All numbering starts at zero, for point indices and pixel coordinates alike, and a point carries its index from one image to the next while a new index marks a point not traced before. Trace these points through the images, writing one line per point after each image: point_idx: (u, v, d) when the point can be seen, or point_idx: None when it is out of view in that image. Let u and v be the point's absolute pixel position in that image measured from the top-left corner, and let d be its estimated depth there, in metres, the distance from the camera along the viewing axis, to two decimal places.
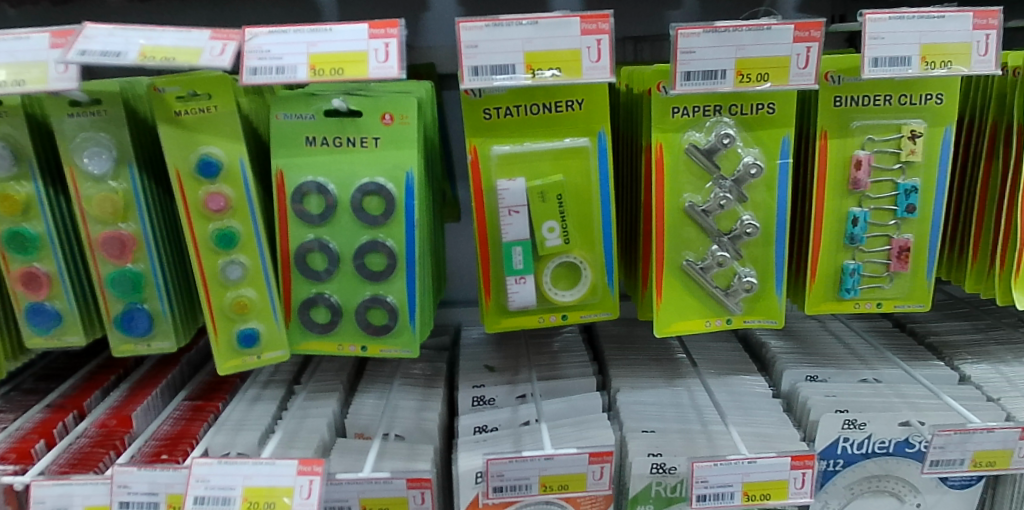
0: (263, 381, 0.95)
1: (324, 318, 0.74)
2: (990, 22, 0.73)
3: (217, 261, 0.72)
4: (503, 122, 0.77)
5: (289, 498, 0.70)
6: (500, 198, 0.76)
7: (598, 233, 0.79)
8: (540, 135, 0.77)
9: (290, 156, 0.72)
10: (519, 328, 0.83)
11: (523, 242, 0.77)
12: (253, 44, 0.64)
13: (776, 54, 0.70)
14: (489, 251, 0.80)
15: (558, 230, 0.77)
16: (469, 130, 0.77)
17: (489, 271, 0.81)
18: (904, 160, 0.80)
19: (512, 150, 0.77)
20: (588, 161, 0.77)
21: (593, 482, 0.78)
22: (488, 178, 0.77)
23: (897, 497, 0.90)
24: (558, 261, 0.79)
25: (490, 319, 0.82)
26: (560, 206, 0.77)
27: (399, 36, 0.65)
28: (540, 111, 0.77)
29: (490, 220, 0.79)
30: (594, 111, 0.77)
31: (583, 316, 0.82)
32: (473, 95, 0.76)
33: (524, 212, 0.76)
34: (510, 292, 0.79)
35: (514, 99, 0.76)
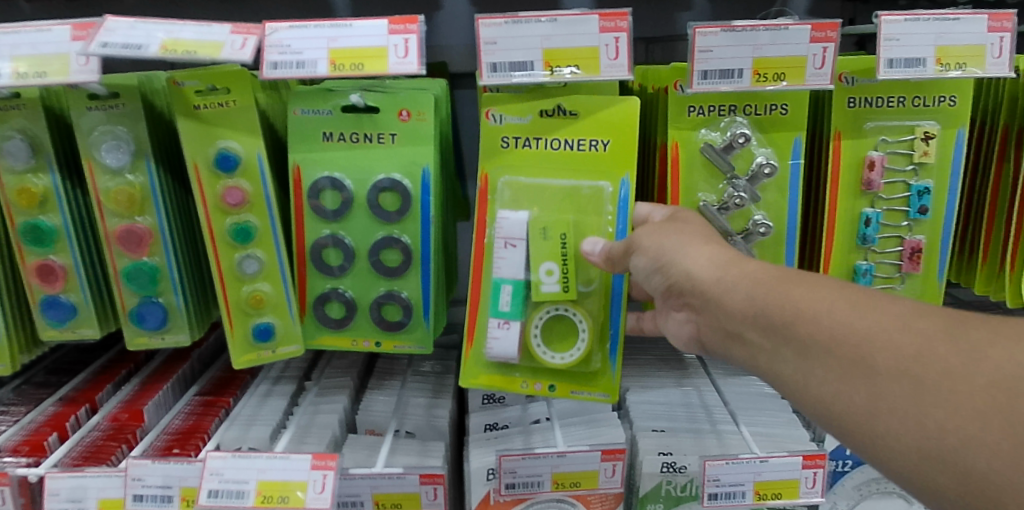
0: (273, 377, 0.95)
1: (338, 313, 0.75)
2: (1004, 25, 0.74)
3: (233, 255, 0.71)
4: (520, 152, 0.76)
5: (302, 492, 0.73)
6: (499, 227, 0.74)
7: (604, 291, 0.77)
8: (558, 171, 0.76)
9: (308, 151, 0.72)
10: (496, 389, 0.78)
11: (514, 281, 0.74)
12: (274, 39, 0.66)
13: (793, 54, 0.70)
14: (480, 287, 0.77)
15: (557, 274, 0.74)
16: (484, 156, 0.76)
17: (476, 315, 0.77)
18: (917, 162, 0.80)
19: (525, 181, 0.76)
20: (605, 211, 0.76)
21: (604, 480, 0.80)
22: (494, 208, 0.76)
23: (906, 497, 0.93)
24: (549, 311, 0.75)
25: (467, 373, 0.77)
26: (562, 248, 0.74)
27: (418, 32, 0.65)
28: (560, 146, 0.76)
29: (488, 256, 0.77)
30: (619, 155, 0.75)
31: (574, 392, 0.77)
32: (494, 121, 0.76)
33: (521, 246, 0.74)
34: (491, 336, 0.74)
35: (536, 130, 0.76)
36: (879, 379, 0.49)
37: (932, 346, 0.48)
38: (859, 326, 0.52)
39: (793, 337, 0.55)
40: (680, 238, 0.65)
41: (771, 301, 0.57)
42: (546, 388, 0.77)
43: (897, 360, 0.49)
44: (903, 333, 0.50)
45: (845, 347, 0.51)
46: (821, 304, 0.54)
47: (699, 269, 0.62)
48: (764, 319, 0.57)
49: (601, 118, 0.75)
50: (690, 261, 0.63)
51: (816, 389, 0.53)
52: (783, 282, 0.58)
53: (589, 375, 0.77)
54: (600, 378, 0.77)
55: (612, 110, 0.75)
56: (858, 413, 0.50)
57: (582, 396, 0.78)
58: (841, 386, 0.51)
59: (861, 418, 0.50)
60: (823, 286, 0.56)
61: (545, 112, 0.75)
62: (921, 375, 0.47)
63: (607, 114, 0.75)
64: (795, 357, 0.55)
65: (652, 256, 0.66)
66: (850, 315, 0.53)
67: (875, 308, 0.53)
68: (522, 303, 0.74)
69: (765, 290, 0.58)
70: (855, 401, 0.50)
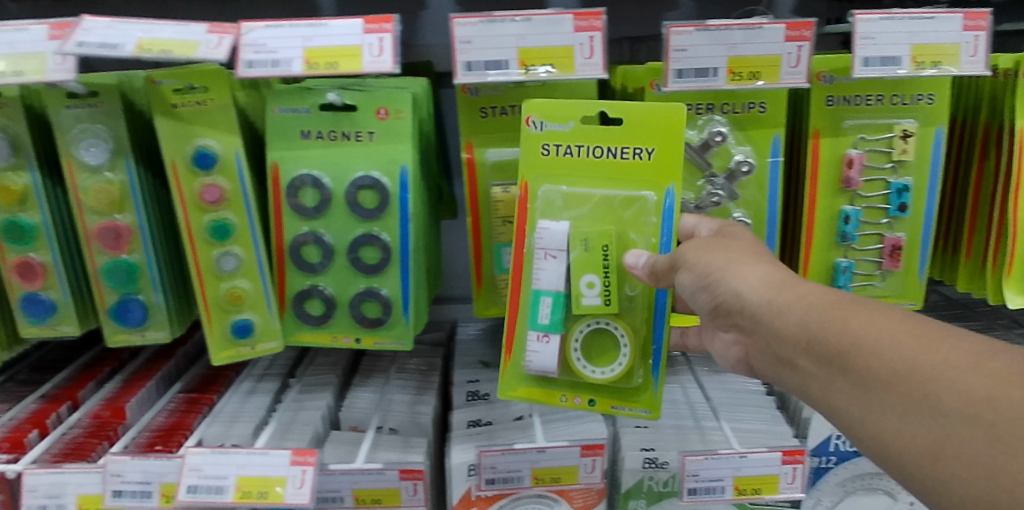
0: (257, 375, 0.95)
1: (318, 310, 0.75)
2: (979, 23, 0.74)
3: (212, 252, 0.72)
4: (561, 160, 0.72)
5: (281, 488, 0.74)
6: (539, 238, 0.71)
7: (647, 304, 0.73)
8: (601, 181, 0.72)
9: (286, 149, 0.73)
10: (535, 402, 0.75)
11: (555, 293, 0.70)
12: (250, 38, 0.67)
13: (767, 53, 0.71)
14: (518, 299, 0.73)
15: (598, 287, 0.70)
16: (524, 164, 0.72)
17: (512, 326, 0.74)
18: (896, 160, 0.80)
19: (566, 190, 0.72)
20: (650, 220, 0.72)
21: (585, 475, 0.80)
22: (533, 217, 0.72)
23: (891, 495, 0.94)
24: (591, 325, 0.71)
25: (506, 385, 0.74)
26: (604, 260, 0.70)
27: (392, 31, 0.66)
28: (603, 154, 0.72)
29: (527, 266, 0.73)
30: (665, 164, 0.71)
31: (614, 407, 0.73)
32: (534, 128, 0.72)
33: (562, 258, 0.70)
34: (530, 350, 0.71)
35: (579, 138, 0.72)
36: (946, 420, 0.49)
37: (1007, 391, 0.47)
38: (924, 363, 0.52)
39: (849, 369, 0.55)
40: (728, 257, 0.65)
41: (827, 327, 0.57)
42: (586, 402, 0.74)
43: (965, 403, 0.48)
44: (974, 375, 0.49)
45: (909, 384, 0.51)
46: (881, 334, 0.54)
47: (749, 289, 0.63)
48: (819, 347, 0.57)
49: (647, 124, 0.71)
50: (740, 280, 0.63)
51: (874, 424, 0.53)
52: (841, 308, 0.58)
53: (630, 391, 0.73)
54: (642, 394, 0.73)
55: (658, 117, 0.70)
56: (920, 453, 0.50)
57: (623, 412, 0.74)
58: (903, 423, 0.51)
59: (924, 458, 0.50)
60: (884, 314, 0.56)
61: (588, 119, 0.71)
62: (994, 420, 0.47)
63: (653, 122, 0.71)
64: (850, 388, 0.55)
65: (698, 272, 0.65)
66: (916, 350, 0.52)
67: (941, 344, 0.52)
68: (562, 315, 0.71)
69: (821, 316, 0.58)
70: (917, 441, 0.50)
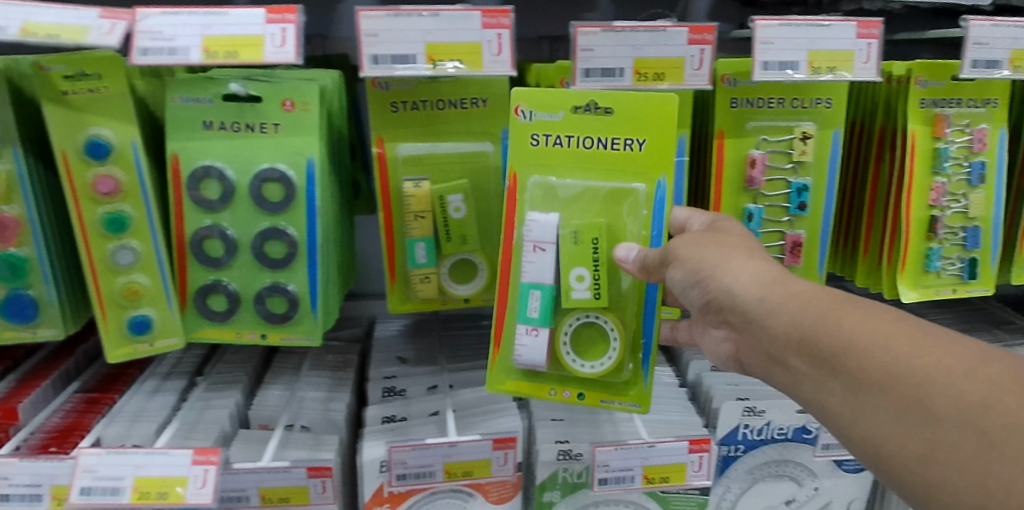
0: (162, 373, 0.93)
1: (222, 305, 0.74)
2: (871, 32, 0.78)
3: (106, 246, 0.69)
4: (551, 150, 0.73)
5: (182, 488, 0.72)
6: (528, 231, 0.72)
7: (637, 298, 0.75)
8: (591, 172, 0.74)
9: (186, 140, 0.71)
10: (524, 395, 0.77)
11: (543, 286, 0.72)
12: (145, 25, 0.64)
13: (670, 55, 0.73)
14: (507, 293, 0.75)
15: (588, 280, 0.72)
16: (514, 155, 0.73)
17: (501, 320, 0.75)
18: (797, 160, 0.83)
19: (554, 182, 0.74)
20: (640, 213, 0.73)
21: (497, 468, 0.81)
22: (522, 209, 0.74)
23: (796, 481, 0.98)
24: (580, 319, 0.73)
25: (495, 379, 0.76)
26: (594, 252, 0.72)
27: (296, 22, 0.64)
28: (594, 145, 0.73)
29: (515, 257, 0.74)
30: (656, 155, 0.72)
31: (604, 401, 0.76)
32: (524, 117, 0.72)
33: (551, 250, 0.72)
34: (519, 344, 0.72)
35: (567, 128, 0.72)
36: (939, 426, 0.48)
37: (1002, 397, 0.46)
38: (917, 366, 0.51)
39: (839, 369, 0.55)
40: (720, 253, 0.66)
41: (818, 327, 0.57)
42: (575, 396, 0.76)
43: (959, 409, 0.48)
44: (969, 381, 0.48)
45: (902, 387, 0.51)
46: (875, 335, 0.54)
47: (741, 287, 0.63)
48: (811, 347, 0.57)
49: (638, 116, 0.72)
50: (731, 277, 0.64)
51: (865, 428, 0.53)
52: (834, 307, 0.58)
53: (620, 385, 0.76)
54: (631, 388, 0.76)
55: (646, 106, 0.71)
56: (912, 458, 0.50)
57: (612, 405, 0.76)
58: (895, 427, 0.51)
59: (914, 464, 0.50)
60: (876, 315, 0.56)
61: (578, 108, 0.72)
62: (988, 426, 0.46)
63: (642, 111, 0.72)
64: (842, 390, 0.55)
65: (690, 269, 0.66)
66: (909, 353, 0.52)
67: (938, 347, 0.52)
68: (551, 309, 0.72)
69: (814, 314, 0.58)
70: (908, 446, 0.50)
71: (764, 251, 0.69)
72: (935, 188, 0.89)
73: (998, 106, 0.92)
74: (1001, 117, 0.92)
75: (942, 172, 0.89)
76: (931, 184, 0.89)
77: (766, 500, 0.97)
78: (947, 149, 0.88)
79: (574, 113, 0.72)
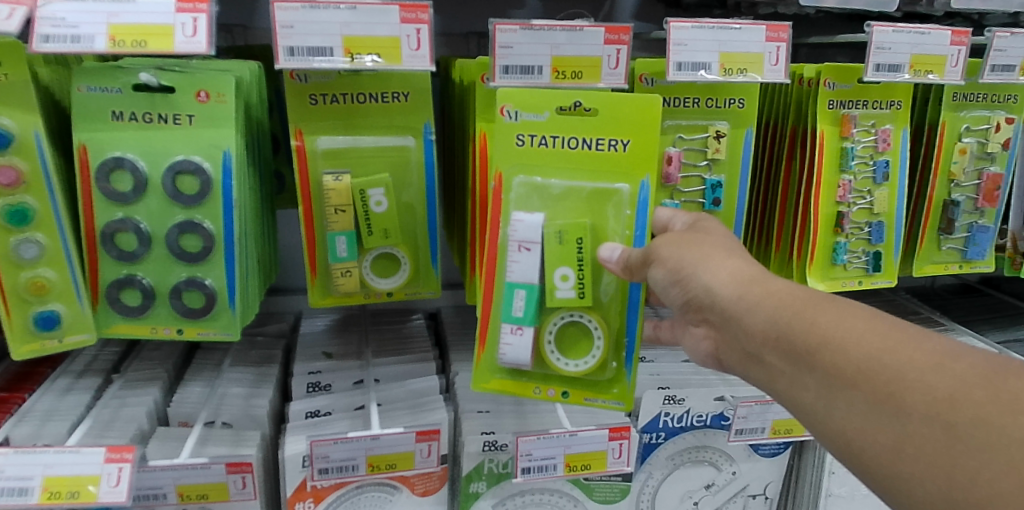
0: (76, 371, 0.90)
1: (136, 300, 0.72)
2: (780, 35, 0.82)
3: (8, 239, 0.67)
4: (535, 151, 0.73)
5: (94, 487, 0.71)
6: (513, 230, 0.71)
7: (621, 299, 0.75)
8: (576, 172, 0.73)
9: (94, 131, 0.69)
10: (508, 394, 0.76)
11: (528, 286, 0.71)
12: (47, 11, 0.62)
13: (587, 54, 0.75)
14: (493, 292, 0.74)
15: (572, 280, 0.72)
16: (498, 153, 0.72)
17: (486, 319, 0.75)
18: (710, 158, 0.87)
19: (540, 182, 0.73)
20: (624, 213, 0.73)
21: (420, 460, 0.82)
22: (506, 209, 0.73)
23: (715, 465, 1.02)
24: (565, 318, 0.73)
25: (479, 378, 0.76)
26: (578, 253, 0.71)
27: (208, 12, 0.63)
28: (578, 145, 0.72)
29: (500, 258, 0.73)
30: (640, 155, 0.72)
31: (587, 399, 0.76)
32: (509, 118, 0.72)
33: (537, 250, 0.71)
34: (504, 343, 0.72)
35: (552, 129, 0.72)
36: (908, 419, 0.49)
37: (969, 391, 0.47)
38: (887, 361, 0.52)
39: (814, 365, 0.56)
40: (700, 253, 0.67)
41: (794, 324, 0.58)
42: (559, 394, 0.76)
43: (928, 403, 0.48)
44: (937, 375, 0.49)
45: (873, 381, 0.52)
46: (847, 333, 0.55)
47: (720, 284, 0.64)
48: (786, 343, 0.58)
49: (621, 118, 0.71)
50: (710, 276, 0.65)
51: (838, 422, 0.54)
52: (809, 305, 0.59)
53: (603, 383, 0.76)
54: (615, 386, 0.76)
55: (630, 107, 0.71)
56: (883, 451, 0.50)
57: (596, 403, 0.76)
58: (866, 421, 0.51)
59: (885, 456, 0.50)
60: (851, 313, 0.57)
61: (563, 108, 0.72)
62: (955, 420, 0.47)
63: (624, 111, 0.71)
64: (817, 385, 0.56)
65: (671, 267, 0.67)
66: (880, 349, 0.53)
67: (907, 344, 0.53)
68: (536, 309, 0.72)
69: (791, 312, 0.59)
70: (879, 439, 0.51)
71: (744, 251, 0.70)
72: (841, 185, 0.94)
73: (902, 108, 0.97)
74: (903, 118, 0.97)
75: (848, 170, 0.95)
76: (838, 181, 0.94)
77: (686, 484, 1.02)
78: (853, 148, 0.94)
79: (558, 114, 0.72)
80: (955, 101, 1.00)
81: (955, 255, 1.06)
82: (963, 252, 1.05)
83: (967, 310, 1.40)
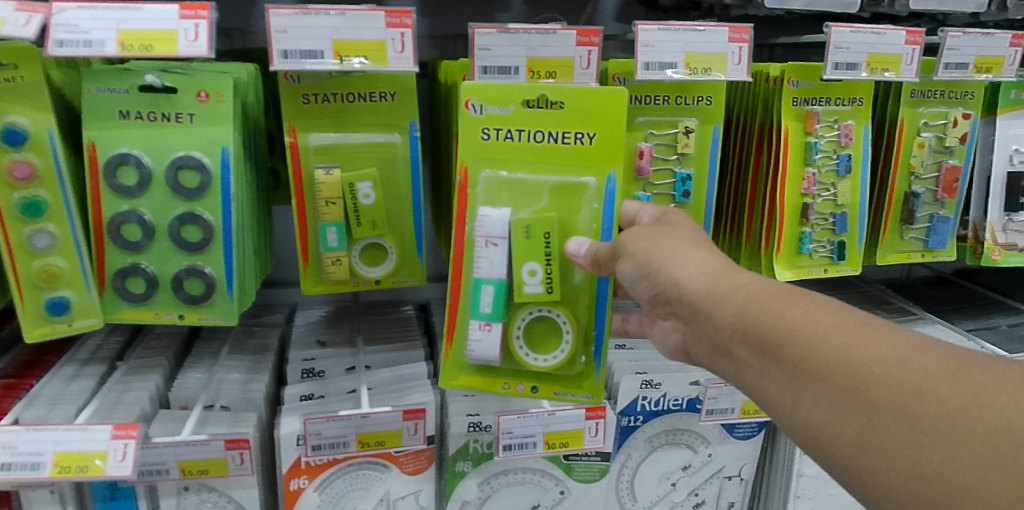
0: (82, 360, 0.95)
1: (140, 288, 0.78)
2: (742, 37, 0.87)
3: (23, 229, 0.73)
4: (501, 144, 0.77)
5: (101, 461, 0.76)
6: (480, 226, 0.75)
7: (589, 290, 0.79)
8: (542, 165, 0.78)
9: (101, 129, 0.75)
10: (477, 390, 0.81)
11: (496, 282, 0.75)
12: (61, 18, 0.67)
13: (561, 55, 0.81)
14: (462, 285, 0.78)
15: (540, 275, 0.76)
16: (464, 147, 0.77)
17: (455, 315, 0.79)
18: (679, 152, 0.93)
19: (506, 176, 0.78)
20: (592, 207, 0.78)
21: (408, 438, 0.87)
22: (473, 204, 0.78)
23: (692, 447, 1.07)
24: (533, 313, 0.77)
25: (448, 374, 0.80)
26: (545, 247, 0.75)
27: (208, 18, 0.69)
28: (544, 139, 0.77)
29: (468, 253, 0.78)
30: (602, 149, 0.77)
31: (557, 394, 0.81)
32: (474, 111, 0.76)
33: (503, 245, 0.75)
34: (473, 339, 0.76)
35: (517, 122, 0.76)
36: (874, 413, 0.50)
37: (934, 386, 0.49)
38: (855, 355, 0.53)
39: (782, 358, 0.58)
40: (665, 246, 0.70)
41: (761, 317, 0.60)
42: (528, 389, 0.81)
43: (894, 396, 0.50)
44: (903, 370, 0.51)
45: (841, 375, 0.53)
46: (819, 327, 0.57)
47: (688, 278, 0.67)
48: (755, 336, 0.60)
49: (585, 111, 0.76)
50: (679, 270, 0.68)
51: (805, 415, 0.56)
52: (777, 298, 0.61)
53: (573, 378, 0.81)
54: (584, 380, 0.81)
55: (592, 98, 0.76)
56: (850, 444, 0.52)
57: (566, 397, 0.81)
58: (834, 414, 0.53)
59: (854, 450, 0.51)
60: (818, 307, 0.58)
61: (529, 102, 0.76)
62: (920, 414, 0.48)
63: (589, 102, 0.76)
64: (784, 378, 0.58)
65: (639, 262, 0.70)
66: (848, 342, 0.54)
67: (875, 335, 0.54)
68: (503, 305, 0.76)
69: (757, 307, 0.61)
70: (847, 432, 0.52)
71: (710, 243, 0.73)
72: (806, 178, 1.00)
73: (863, 104, 1.02)
74: (865, 114, 1.03)
75: (812, 163, 1.00)
76: (803, 174, 1.00)
77: (664, 466, 1.07)
78: (816, 143, 0.99)
79: (523, 107, 0.76)
80: (913, 98, 1.05)
81: (918, 244, 1.12)
82: (926, 241, 1.11)
83: (940, 300, 1.45)
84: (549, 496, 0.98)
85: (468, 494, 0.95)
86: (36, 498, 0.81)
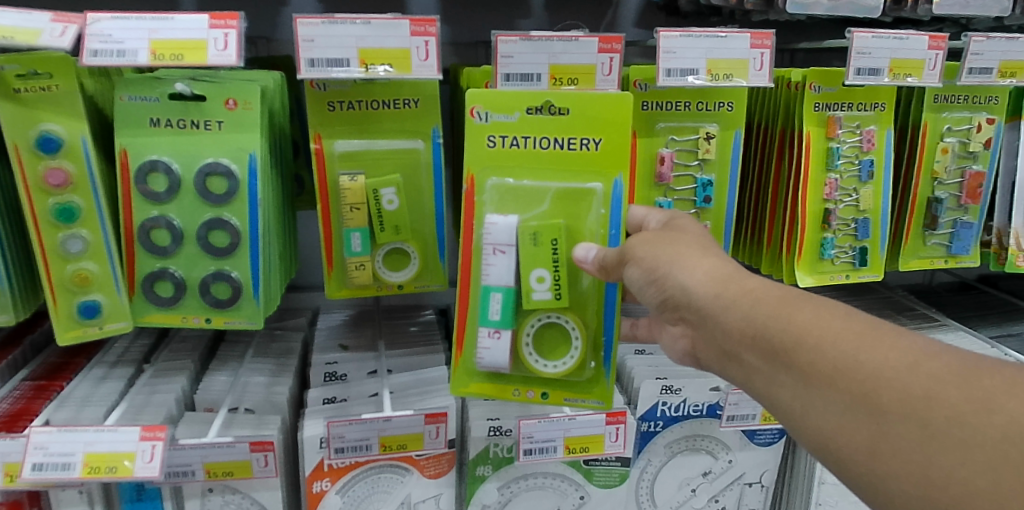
0: (110, 362, 0.97)
1: (168, 292, 0.79)
2: (764, 43, 0.87)
3: (57, 234, 0.74)
4: (507, 152, 0.78)
5: (130, 462, 0.77)
6: (487, 234, 0.76)
7: (598, 295, 0.80)
8: (545, 173, 0.78)
9: (133, 136, 0.76)
10: (487, 397, 0.81)
11: (504, 289, 0.75)
12: (95, 28, 0.69)
13: (583, 62, 0.81)
14: (470, 294, 0.79)
15: (548, 281, 0.76)
16: (471, 158, 0.77)
17: (463, 322, 0.80)
18: (701, 158, 0.93)
19: (511, 183, 0.78)
20: (598, 212, 0.78)
21: (429, 441, 0.88)
22: (480, 212, 0.78)
23: (712, 454, 1.07)
24: (541, 319, 0.78)
25: (458, 382, 0.80)
26: (552, 254, 0.76)
27: (238, 28, 0.70)
28: (549, 146, 0.78)
29: (477, 261, 0.78)
30: (607, 157, 0.78)
31: (566, 400, 0.81)
32: (479, 119, 0.77)
33: (511, 253, 0.75)
34: (482, 347, 0.76)
35: (523, 130, 0.77)
36: (884, 418, 0.50)
37: (943, 390, 0.49)
38: (865, 360, 0.53)
39: (791, 363, 0.57)
40: (672, 252, 0.69)
41: (769, 323, 0.59)
42: (538, 396, 0.81)
43: (905, 401, 0.50)
44: (912, 375, 0.51)
45: (851, 380, 0.53)
46: (828, 333, 0.56)
47: (695, 284, 0.66)
48: (763, 342, 0.59)
49: (591, 119, 0.77)
50: (687, 275, 0.66)
51: (815, 420, 0.55)
52: (783, 303, 0.60)
53: (583, 384, 0.81)
54: (594, 386, 0.81)
55: (595, 104, 0.77)
56: (860, 451, 0.52)
57: (576, 403, 0.81)
58: (845, 420, 0.53)
59: (864, 456, 0.51)
60: (827, 311, 0.58)
61: (533, 109, 0.76)
62: (931, 419, 0.48)
63: (592, 111, 0.77)
64: (793, 384, 0.57)
65: (646, 267, 0.69)
66: (857, 347, 0.54)
67: (884, 339, 0.54)
68: (512, 312, 0.76)
69: (765, 313, 0.60)
70: (857, 438, 0.52)
71: (717, 250, 0.72)
72: (828, 184, 1.00)
73: (885, 109, 1.02)
74: (887, 119, 1.02)
75: (834, 169, 1.00)
76: (825, 179, 1.00)
77: (684, 472, 1.07)
78: (839, 148, 0.99)
79: (529, 114, 0.77)
80: (936, 103, 1.05)
81: (940, 250, 1.11)
82: (948, 247, 1.11)
83: (963, 306, 1.43)
84: (568, 501, 0.98)
85: (488, 498, 0.95)
86: (65, 498, 0.83)
